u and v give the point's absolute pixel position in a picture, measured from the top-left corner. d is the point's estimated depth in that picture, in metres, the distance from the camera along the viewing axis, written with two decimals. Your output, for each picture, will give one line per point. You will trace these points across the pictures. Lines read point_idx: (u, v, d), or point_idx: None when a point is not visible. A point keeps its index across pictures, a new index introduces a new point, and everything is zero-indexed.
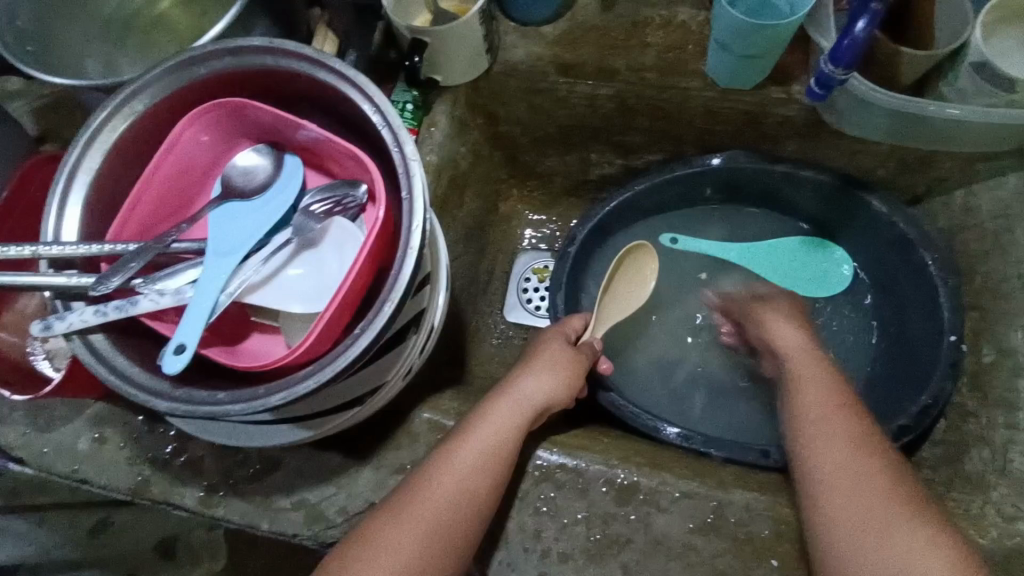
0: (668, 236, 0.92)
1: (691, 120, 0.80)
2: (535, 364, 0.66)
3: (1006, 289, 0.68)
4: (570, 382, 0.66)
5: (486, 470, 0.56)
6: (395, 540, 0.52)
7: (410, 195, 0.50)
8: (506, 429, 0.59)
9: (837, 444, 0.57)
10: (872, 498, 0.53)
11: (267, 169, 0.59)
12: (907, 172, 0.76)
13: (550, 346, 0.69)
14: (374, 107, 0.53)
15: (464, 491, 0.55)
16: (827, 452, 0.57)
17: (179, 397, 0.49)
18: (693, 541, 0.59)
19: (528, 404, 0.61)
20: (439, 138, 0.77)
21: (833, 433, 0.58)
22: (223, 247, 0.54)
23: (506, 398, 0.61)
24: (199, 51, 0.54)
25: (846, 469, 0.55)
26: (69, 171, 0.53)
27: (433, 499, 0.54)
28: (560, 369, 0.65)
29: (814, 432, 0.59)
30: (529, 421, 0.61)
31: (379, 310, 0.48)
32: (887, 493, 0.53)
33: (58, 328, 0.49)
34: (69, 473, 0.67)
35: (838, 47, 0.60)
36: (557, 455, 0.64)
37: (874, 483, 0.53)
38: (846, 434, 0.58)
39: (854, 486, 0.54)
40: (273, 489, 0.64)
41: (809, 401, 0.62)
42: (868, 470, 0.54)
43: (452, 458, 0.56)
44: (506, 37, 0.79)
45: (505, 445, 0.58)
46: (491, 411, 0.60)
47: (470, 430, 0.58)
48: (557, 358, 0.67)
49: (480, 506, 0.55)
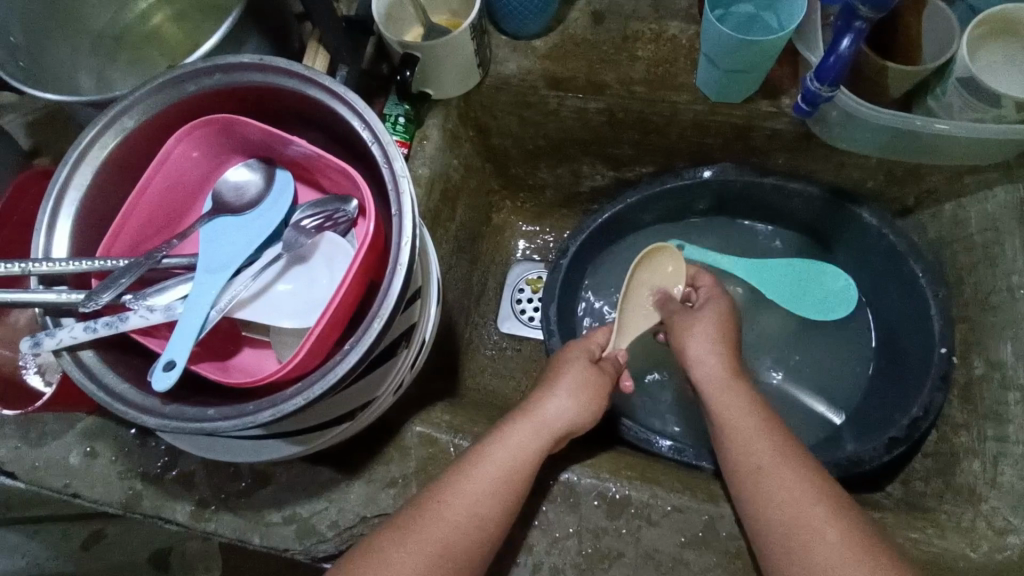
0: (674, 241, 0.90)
1: (680, 133, 0.80)
2: (559, 383, 0.65)
3: (994, 301, 0.68)
4: (594, 405, 0.64)
5: (500, 493, 0.56)
6: (398, 561, 0.52)
7: (399, 212, 0.50)
8: (528, 453, 0.58)
9: (760, 475, 0.57)
10: (803, 531, 0.53)
11: (258, 184, 0.59)
12: (895, 184, 0.77)
13: (572, 367, 0.67)
14: (364, 124, 0.53)
15: (473, 513, 0.55)
16: (755, 487, 0.56)
17: (169, 414, 0.48)
18: (684, 555, 0.60)
19: (549, 430, 0.61)
20: (431, 151, 0.78)
21: (754, 464, 0.57)
22: (214, 263, 0.55)
23: (532, 421, 0.61)
24: (189, 68, 0.54)
25: (773, 503, 0.55)
26: (59, 188, 0.53)
27: (443, 523, 0.54)
28: (588, 392, 0.64)
29: (739, 463, 0.58)
30: (551, 446, 0.60)
31: (368, 327, 0.49)
32: (817, 522, 0.53)
33: (47, 345, 0.49)
34: (59, 487, 0.67)
35: (824, 64, 0.61)
36: (581, 476, 0.63)
37: (803, 514, 0.53)
38: (769, 461, 0.57)
39: (782, 521, 0.54)
40: (264, 503, 0.64)
41: (726, 428, 0.61)
42: (794, 501, 0.54)
43: (464, 481, 0.56)
44: (497, 51, 0.79)
45: (523, 469, 0.57)
46: (511, 433, 0.59)
47: (485, 452, 0.58)
48: (582, 379, 0.65)
49: (485, 527, 0.55)
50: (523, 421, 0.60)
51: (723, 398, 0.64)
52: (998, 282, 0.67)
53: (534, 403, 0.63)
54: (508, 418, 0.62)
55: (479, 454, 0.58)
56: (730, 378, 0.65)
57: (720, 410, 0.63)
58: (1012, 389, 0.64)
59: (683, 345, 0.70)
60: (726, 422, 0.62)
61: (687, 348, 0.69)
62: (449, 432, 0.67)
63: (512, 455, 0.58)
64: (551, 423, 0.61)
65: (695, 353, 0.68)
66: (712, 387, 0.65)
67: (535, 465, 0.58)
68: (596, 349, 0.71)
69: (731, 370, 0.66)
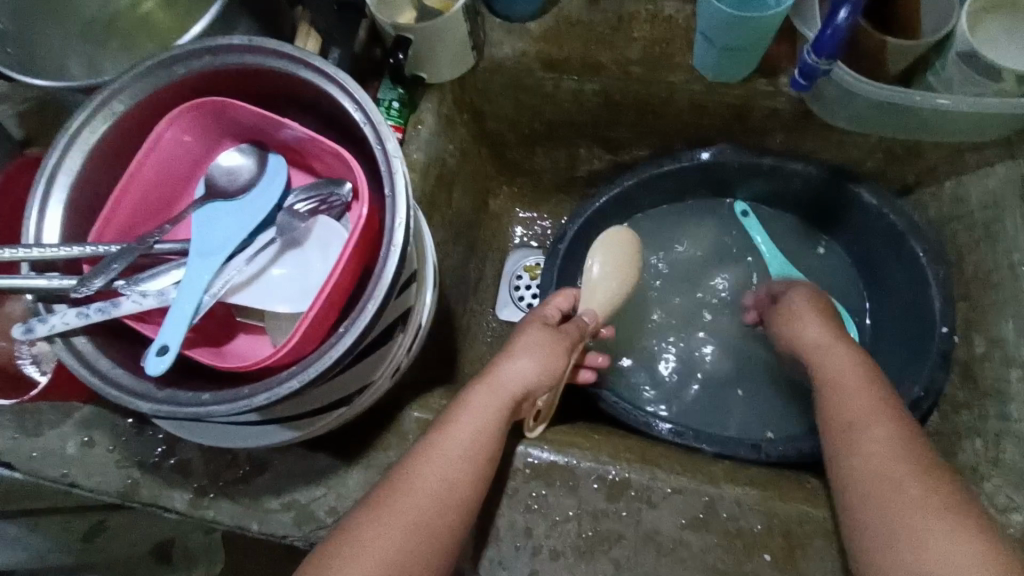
0: (740, 206, 0.90)
1: (678, 114, 0.79)
2: (514, 344, 0.64)
3: (996, 278, 0.67)
4: (551, 365, 0.62)
5: (469, 466, 0.56)
6: (373, 537, 0.51)
7: (393, 193, 0.50)
8: (489, 421, 0.58)
9: (850, 429, 0.58)
10: (883, 484, 0.53)
11: (251, 168, 0.59)
12: (895, 163, 0.76)
13: (526, 332, 0.65)
14: (356, 104, 0.53)
15: (443, 480, 0.55)
16: (844, 437, 0.58)
17: (163, 399, 0.48)
18: (685, 536, 0.59)
19: (508, 393, 0.60)
20: (426, 136, 0.77)
21: (846, 419, 0.59)
22: (206, 248, 0.54)
23: (490, 387, 0.60)
24: (178, 51, 0.54)
25: (859, 454, 0.56)
26: (49, 173, 0.52)
27: (412, 496, 0.53)
28: (544, 352, 0.63)
29: (836, 417, 0.60)
30: (510, 409, 0.59)
31: (362, 309, 0.48)
32: (901, 475, 0.52)
33: (39, 331, 0.48)
34: (57, 477, 0.66)
35: (822, 37, 0.59)
36: (548, 452, 0.63)
37: (891, 459, 0.54)
38: (861, 417, 0.58)
39: (864, 469, 0.54)
40: (262, 491, 0.64)
41: (834, 386, 0.62)
42: (885, 458, 0.54)
43: (438, 455, 0.56)
44: (492, 33, 0.78)
45: (488, 440, 0.57)
46: (470, 399, 0.59)
47: (452, 424, 0.58)
48: (533, 340, 0.63)
49: (457, 497, 0.55)
50: (478, 387, 0.60)
51: (833, 358, 0.66)
52: (1000, 259, 0.67)
53: (494, 367, 0.62)
54: (468, 386, 0.61)
55: (444, 427, 0.58)
56: (842, 344, 0.67)
57: (828, 373, 0.64)
58: (1014, 366, 0.63)
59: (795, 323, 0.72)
60: (830, 381, 0.63)
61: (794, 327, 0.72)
62: None
63: (475, 424, 0.58)
64: (513, 386, 0.60)
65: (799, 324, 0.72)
66: (823, 347, 0.68)
67: (499, 432, 0.58)
68: (551, 316, 0.69)
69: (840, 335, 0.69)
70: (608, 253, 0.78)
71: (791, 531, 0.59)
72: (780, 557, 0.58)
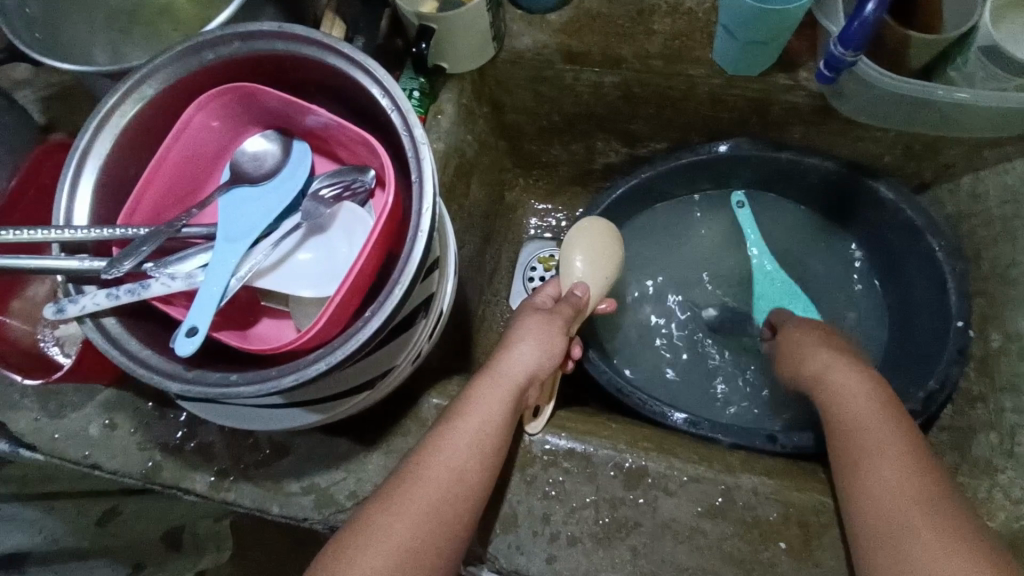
0: (736, 197, 0.90)
1: (696, 107, 0.80)
2: (513, 331, 0.65)
3: (1014, 274, 0.68)
4: (553, 345, 0.63)
5: (481, 455, 0.56)
6: (390, 527, 0.51)
7: (420, 178, 0.50)
8: (492, 410, 0.58)
9: (856, 471, 0.55)
10: (893, 533, 0.50)
11: (277, 154, 0.59)
12: (913, 158, 0.77)
13: (520, 320, 0.65)
14: (383, 91, 0.53)
15: (450, 469, 0.55)
16: (851, 479, 0.55)
17: (192, 379, 0.49)
18: (701, 524, 0.60)
19: (514, 383, 0.60)
20: (446, 126, 0.78)
21: (852, 458, 0.56)
22: (233, 232, 0.55)
23: (493, 376, 0.60)
24: (208, 36, 0.54)
25: (867, 500, 0.53)
26: (80, 155, 0.53)
27: (427, 485, 0.54)
28: (546, 337, 0.63)
29: (846, 454, 0.57)
30: (517, 400, 0.59)
31: (389, 293, 0.49)
32: (911, 523, 0.50)
33: (71, 311, 0.49)
34: (80, 459, 0.67)
35: (848, 29, 0.60)
36: (566, 440, 0.64)
37: (902, 502, 0.51)
38: (867, 455, 0.56)
39: (877, 513, 0.52)
40: (283, 474, 0.65)
41: (843, 430, 0.59)
42: (894, 499, 0.52)
43: (452, 445, 0.56)
44: (513, 24, 0.79)
45: (497, 430, 0.58)
46: (475, 390, 0.59)
47: (466, 415, 0.58)
48: (530, 324, 0.64)
49: (463, 484, 0.55)
50: (486, 380, 0.60)
51: (838, 391, 0.63)
52: (1017, 255, 0.67)
53: (494, 359, 0.61)
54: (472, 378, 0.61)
55: (450, 420, 0.58)
56: (846, 365, 0.66)
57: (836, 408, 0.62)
58: None
59: (801, 359, 0.70)
60: (837, 419, 0.61)
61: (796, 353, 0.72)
62: None
63: (481, 413, 0.58)
64: (518, 377, 0.60)
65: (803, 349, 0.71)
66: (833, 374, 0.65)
67: (504, 420, 0.58)
68: (544, 301, 0.69)
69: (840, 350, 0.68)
70: (586, 249, 0.74)
71: (807, 520, 0.59)
72: (796, 546, 0.59)
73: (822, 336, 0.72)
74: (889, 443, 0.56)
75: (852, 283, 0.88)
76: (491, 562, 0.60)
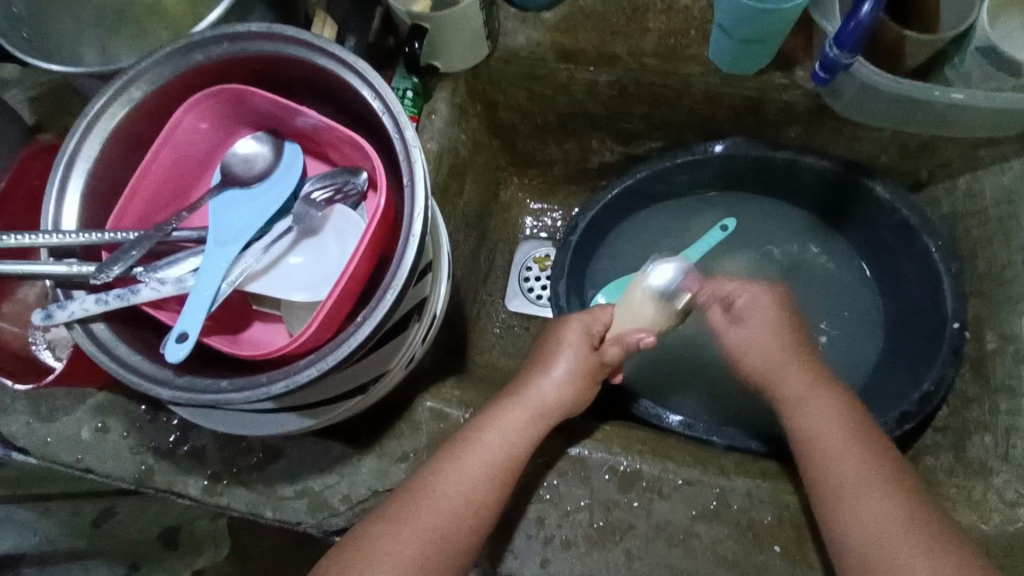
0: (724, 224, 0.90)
1: (691, 106, 0.79)
2: (548, 361, 0.63)
3: (1009, 275, 0.68)
4: (579, 390, 0.63)
5: (486, 481, 0.56)
6: (393, 550, 0.53)
7: (411, 182, 0.49)
8: (509, 441, 0.58)
9: (843, 501, 0.54)
10: (891, 560, 0.51)
11: (267, 156, 0.58)
12: (909, 158, 0.77)
13: (559, 356, 0.63)
14: (374, 93, 0.52)
15: (464, 499, 0.55)
16: (841, 506, 0.54)
17: (182, 385, 0.48)
18: (695, 527, 0.60)
19: (530, 411, 0.60)
20: (439, 125, 0.77)
21: (837, 484, 0.55)
22: (224, 237, 0.54)
23: (505, 401, 0.60)
24: (198, 37, 0.53)
25: (861, 531, 0.52)
26: (69, 157, 0.52)
27: (431, 510, 0.55)
28: (575, 379, 0.63)
29: (826, 481, 0.56)
30: (541, 430, 0.60)
31: (380, 299, 0.48)
32: (907, 550, 0.51)
33: (59, 317, 0.48)
34: (71, 463, 0.67)
35: (844, 30, 0.59)
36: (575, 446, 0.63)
37: (893, 531, 0.52)
38: (853, 484, 0.55)
39: (871, 542, 0.52)
40: (276, 478, 0.65)
41: (818, 456, 0.57)
42: (885, 527, 0.52)
43: (454, 468, 0.56)
44: (506, 23, 0.78)
45: (507, 456, 0.58)
46: (491, 416, 0.59)
47: (473, 436, 0.58)
48: (569, 368, 0.63)
49: (480, 516, 0.55)
50: (508, 406, 0.60)
51: (808, 407, 0.61)
52: (1012, 256, 0.67)
53: (518, 385, 0.62)
54: (494, 400, 0.61)
55: (455, 445, 0.58)
56: (816, 384, 0.63)
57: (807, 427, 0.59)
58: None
59: (772, 369, 0.65)
60: (812, 440, 0.59)
61: (744, 339, 0.68)
62: (460, 407, 0.66)
63: (492, 445, 0.58)
64: (542, 404, 0.61)
65: (748, 338, 0.68)
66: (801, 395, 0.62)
67: (523, 448, 0.58)
68: (599, 330, 0.66)
69: (788, 331, 0.67)
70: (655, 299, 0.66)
71: (802, 522, 0.59)
72: (790, 549, 0.59)
73: (785, 331, 0.67)
74: (871, 468, 0.55)
75: (853, 284, 0.87)
76: (487, 565, 0.60)
